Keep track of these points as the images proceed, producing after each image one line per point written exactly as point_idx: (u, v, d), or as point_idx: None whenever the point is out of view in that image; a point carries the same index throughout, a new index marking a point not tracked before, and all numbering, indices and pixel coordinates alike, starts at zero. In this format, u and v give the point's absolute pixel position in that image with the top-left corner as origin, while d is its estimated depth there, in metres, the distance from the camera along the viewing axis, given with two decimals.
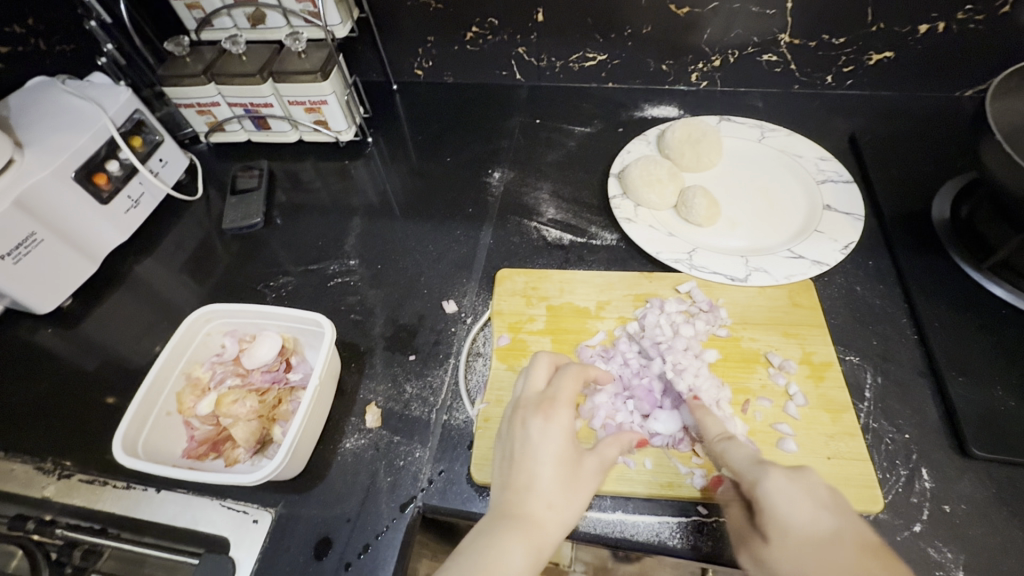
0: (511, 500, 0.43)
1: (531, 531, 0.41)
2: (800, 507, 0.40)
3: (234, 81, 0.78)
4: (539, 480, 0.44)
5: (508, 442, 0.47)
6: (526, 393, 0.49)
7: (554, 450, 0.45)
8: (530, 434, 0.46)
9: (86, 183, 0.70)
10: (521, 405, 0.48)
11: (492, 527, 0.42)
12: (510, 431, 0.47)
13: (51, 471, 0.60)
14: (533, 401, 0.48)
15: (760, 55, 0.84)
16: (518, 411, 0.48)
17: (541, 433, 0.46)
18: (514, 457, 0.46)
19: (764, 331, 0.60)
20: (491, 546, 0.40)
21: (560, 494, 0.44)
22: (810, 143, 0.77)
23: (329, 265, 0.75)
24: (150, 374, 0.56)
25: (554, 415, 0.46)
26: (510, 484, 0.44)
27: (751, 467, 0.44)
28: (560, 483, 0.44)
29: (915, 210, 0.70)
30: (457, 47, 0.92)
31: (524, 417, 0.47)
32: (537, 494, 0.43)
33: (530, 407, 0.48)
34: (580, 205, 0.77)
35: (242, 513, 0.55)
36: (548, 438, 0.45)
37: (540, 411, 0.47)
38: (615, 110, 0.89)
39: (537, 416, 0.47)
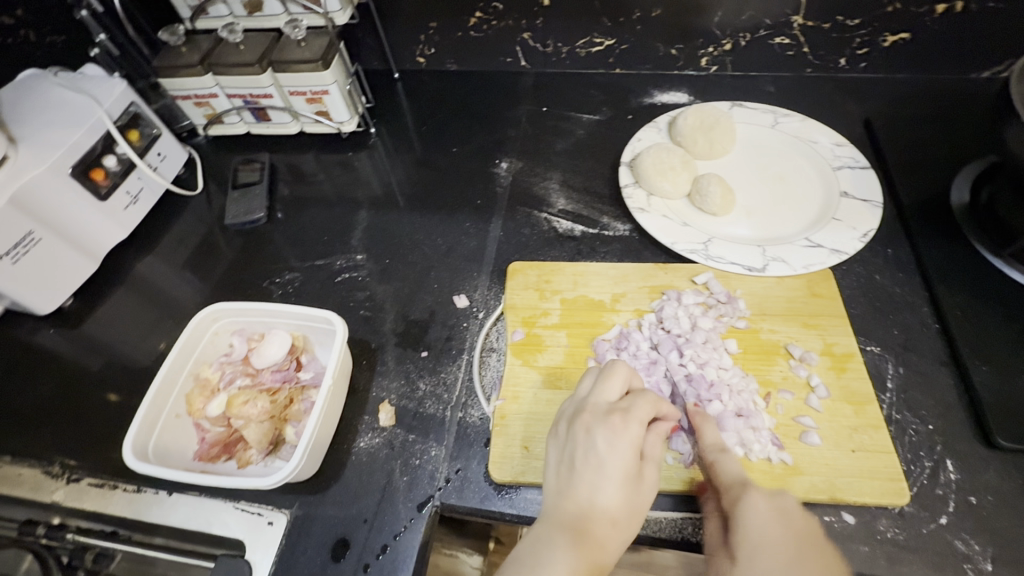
0: (571, 512, 0.44)
1: (592, 545, 0.42)
2: (772, 530, 0.44)
3: (232, 71, 0.76)
4: (602, 494, 0.44)
5: (571, 449, 0.47)
6: (593, 400, 0.49)
7: (620, 464, 0.45)
8: (598, 444, 0.46)
9: (84, 179, 0.68)
10: (587, 411, 0.48)
11: (553, 538, 0.43)
12: (573, 439, 0.47)
13: (59, 475, 0.59)
14: (602, 409, 0.48)
15: (773, 38, 0.82)
16: (585, 417, 0.48)
17: (609, 445, 0.46)
18: (577, 466, 0.46)
19: (784, 322, 0.59)
20: (554, 560, 0.41)
21: (620, 508, 0.44)
22: (825, 128, 0.75)
23: (335, 260, 0.73)
24: (158, 377, 0.54)
25: (624, 428, 0.46)
26: (573, 495, 0.45)
27: (735, 487, 0.46)
28: (622, 497, 0.45)
29: (933, 197, 0.68)
30: (460, 34, 0.89)
31: (592, 425, 0.47)
32: (599, 508, 0.44)
33: (598, 415, 0.48)
34: (591, 195, 0.75)
35: (256, 515, 0.54)
36: (616, 451, 0.46)
37: (611, 421, 0.47)
38: (623, 97, 0.87)
39: (606, 428, 0.46)
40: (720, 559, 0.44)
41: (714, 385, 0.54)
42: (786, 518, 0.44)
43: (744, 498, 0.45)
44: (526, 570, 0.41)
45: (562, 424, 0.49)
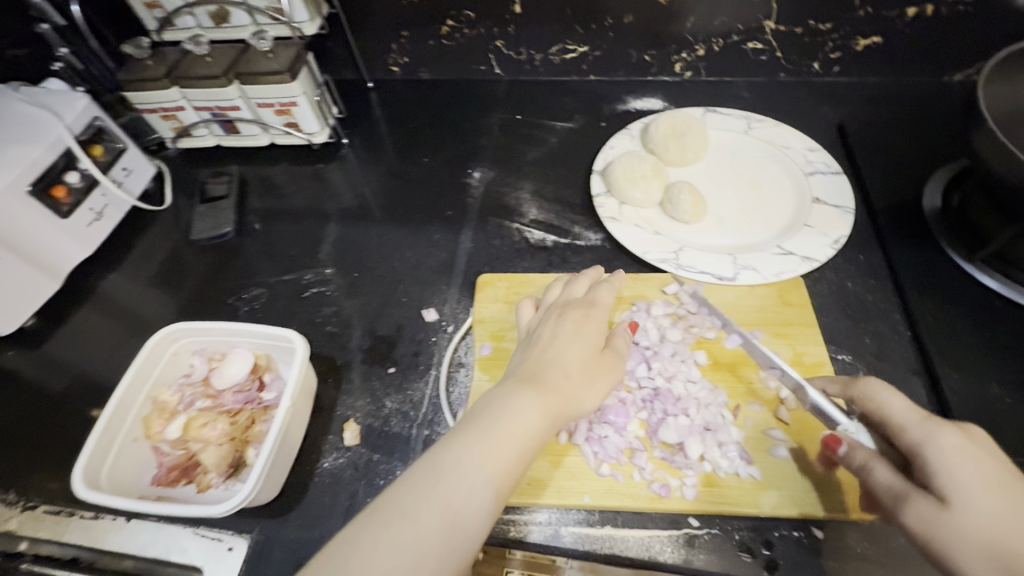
0: (531, 368, 0.45)
1: (545, 393, 0.43)
2: (985, 475, 0.37)
3: (198, 84, 0.75)
4: (561, 356, 0.46)
5: (537, 329, 0.50)
6: (564, 295, 0.53)
7: (582, 337, 0.48)
8: (563, 321, 0.49)
9: (44, 197, 0.67)
10: (559, 301, 0.52)
11: (512, 391, 0.43)
12: (542, 322, 0.50)
13: (15, 502, 0.58)
14: (572, 301, 0.52)
15: (745, 43, 0.82)
16: (556, 305, 0.51)
17: (574, 323, 0.49)
18: (543, 340, 0.48)
19: (754, 332, 0.58)
20: (508, 402, 0.42)
21: (578, 372, 0.46)
22: (798, 133, 0.75)
23: (303, 275, 0.72)
24: (113, 400, 0.53)
25: (589, 309, 0.50)
26: (538, 359, 0.46)
27: (918, 424, 0.40)
28: (585, 365, 0.46)
29: (905, 201, 0.68)
30: (432, 42, 0.88)
31: (562, 311, 0.50)
32: (559, 366, 0.45)
33: (568, 304, 0.51)
34: (563, 204, 0.74)
35: (215, 541, 0.53)
36: (582, 326, 0.48)
37: (578, 308, 0.50)
38: (598, 104, 0.87)
39: (575, 311, 0.50)
40: (911, 501, 0.38)
41: (681, 400, 0.53)
42: (991, 463, 0.38)
43: (930, 436, 0.39)
44: (480, 415, 0.42)
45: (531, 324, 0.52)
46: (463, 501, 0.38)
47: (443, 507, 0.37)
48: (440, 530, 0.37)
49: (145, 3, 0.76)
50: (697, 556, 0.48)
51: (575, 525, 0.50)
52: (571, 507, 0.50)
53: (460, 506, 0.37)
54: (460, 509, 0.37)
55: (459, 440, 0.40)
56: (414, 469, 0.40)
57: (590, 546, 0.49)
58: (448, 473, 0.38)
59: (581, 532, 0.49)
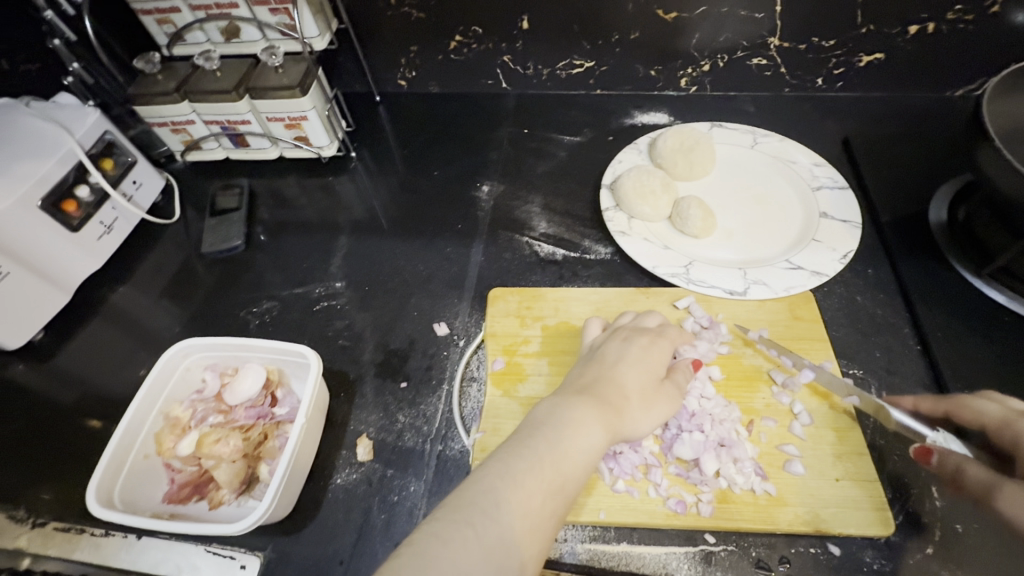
0: (595, 385, 0.47)
1: (608, 411, 0.45)
2: None
3: (208, 98, 0.75)
4: (624, 377, 0.48)
5: (603, 351, 0.52)
6: (630, 325, 0.55)
7: (646, 363, 0.50)
8: (628, 347, 0.51)
9: (54, 211, 0.67)
10: (624, 329, 0.54)
11: (572, 401, 0.46)
12: (607, 345, 0.52)
13: (24, 519, 0.57)
14: (635, 330, 0.54)
15: (750, 59, 0.83)
16: (621, 332, 0.54)
17: (639, 348, 0.51)
18: (606, 361, 0.50)
19: (765, 347, 0.58)
20: (574, 416, 0.44)
21: (639, 395, 0.47)
22: (804, 148, 0.76)
23: (314, 288, 0.72)
24: (126, 417, 0.53)
25: (654, 339, 0.52)
26: (600, 376, 0.48)
27: (1017, 420, 0.47)
28: (644, 389, 0.48)
29: (912, 215, 0.69)
30: (440, 57, 0.89)
31: (626, 338, 0.52)
32: (620, 387, 0.47)
33: (632, 332, 0.53)
34: (572, 217, 0.75)
35: (228, 558, 0.52)
36: (644, 353, 0.51)
37: (643, 336, 0.52)
38: (605, 118, 0.88)
39: (639, 338, 0.52)
40: (1006, 486, 0.44)
41: (696, 416, 0.53)
42: None
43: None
44: (548, 425, 0.43)
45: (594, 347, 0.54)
46: (534, 506, 0.39)
47: (512, 507, 0.38)
48: (511, 530, 0.37)
49: (156, 19, 0.76)
50: (713, 572, 0.48)
51: (591, 542, 0.50)
52: (587, 524, 0.50)
53: (529, 509, 0.39)
54: (529, 511, 0.39)
55: (530, 445, 0.42)
56: (487, 470, 0.41)
57: (606, 563, 0.49)
58: (519, 476, 0.40)
59: (597, 549, 0.49)
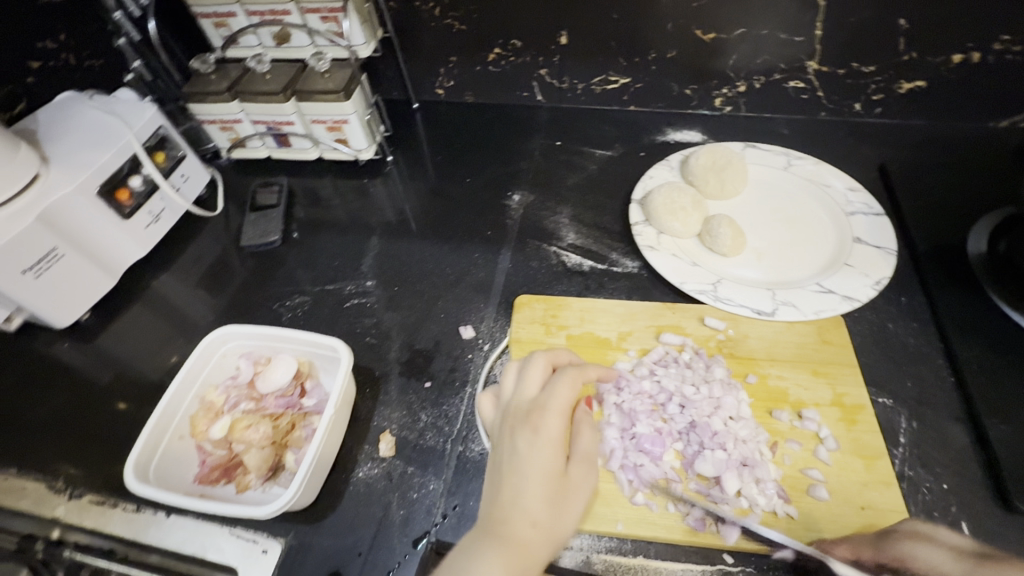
0: (492, 517, 0.40)
1: (513, 549, 0.38)
2: None
3: (257, 99, 0.79)
4: (521, 495, 0.41)
5: (496, 454, 0.44)
6: (517, 400, 0.46)
7: (542, 461, 0.42)
8: (518, 446, 0.42)
9: (109, 199, 0.70)
10: (511, 412, 0.45)
11: (472, 542, 0.39)
12: (500, 442, 0.44)
13: (62, 490, 0.60)
14: (524, 409, 0.45)
15: (787, 81, 0.83)
16: (509, 419, 0.45)
17: (529, 444, 0.42)
18: (502, 470, 0.42)
19: (793, 369, 0.58)
20: (475, 569, 0.37)
21: (544, 508, 0.40)
22: (839, 172, 0.75)
23: (345, 286, 0.74)
24: (166, 398, 0.55)
25: (541, 427, 0.43)
26: (498, 497, 0.41)
27: None
28: (545, 497, 0.41)
29: (948, 245, 0.67)
30: (478, 68, 0.92)
31: (513, 427, 0.44)
32: (521, 509, 0.40)
33: (519, 418, 0.44)
34: (601, 230, 0.75)
35: (251, 542, 0.54)
36: (536, 451, 0.42)
37: (530, 420, 0.43)
38: (637, 134, 0.88)
39: (527, 428, 0.43)
40: None
41: (720, 434, 0.52)
42: None
43: None
44: None
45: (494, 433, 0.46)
46: None
47: None
48: None
49: (213, 21, 0.80)
50: None
51: (607, 553, 0.50)
52: (604, 534, 0.50)
53: None
54: None
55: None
56: None
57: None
58: None
59: (612, 560, 0.49)
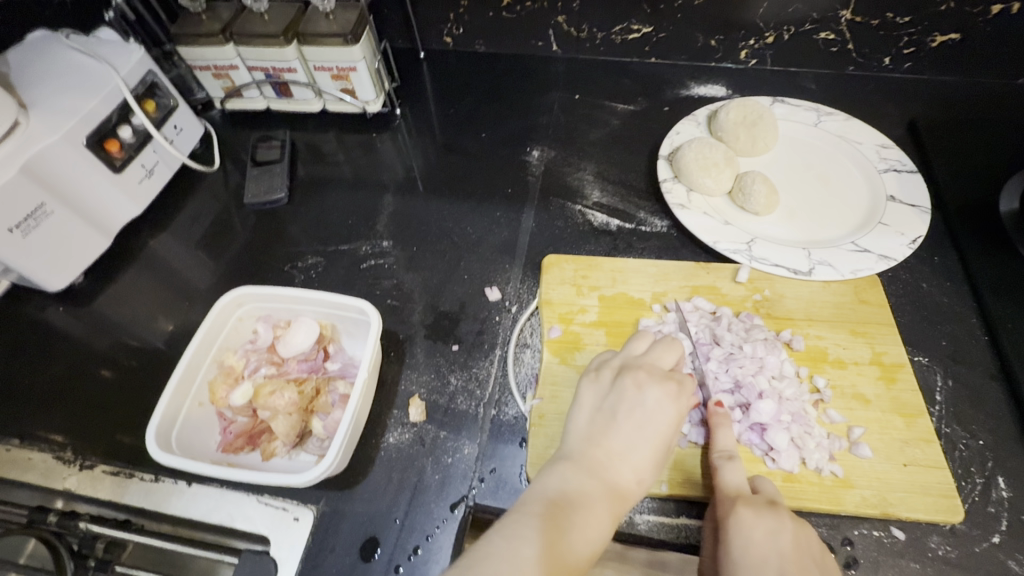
0: (601, 458, 0.43)
1: (616, 498, 0.42)
2: (759, 542, 0.42)
3: (255, 43, 0.72)
4: (636, 451, 0.44)
5: (615, 399, 0.45)
6: (650, 360, 0.48)
7: (662, 426, 0.44)
8: (647, 403, 0.45)
9: (98, 150, 0.64)
10: (644, 368, 0.47)
11: (580, 477, 0.42)
12: (621, 390, 0.46)
13: (72, 461, 0.56)
14: (657, 371, 0.47)
15: (818, 32, 0.79)
16: (640, 374, 0.46)
17: (658, 405, 0.45)
18: (620, 418, 0.44)
19: (831, 329, 0.57)
20: (584, 502, 0.41)
21: (650, 469, 0.44)
22: (870, 129, 0.73)
23: (360, 246, 0.70)
24: (183, 363, 0.52)
25: (677, 396, 0.45)
26: (610, 443, 0.44)
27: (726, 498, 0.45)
28: (654, 461, 0.44)
29: (980, 204, 0.66)
30: (491, 14, 0.85)
31: (644, 382, 0.46)
32: (631, 464, 0.43)
33: (654, 376, 0.46)
34: (627, 187, 0.72)
35: (282, 510, 0.52)
36: (662, 414, 0.44)
37: (667, 385, 0.45)
38: (660, 88, 0.84)
39: (661, 389, 0.45)
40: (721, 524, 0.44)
41: (765, 392, 0.52)
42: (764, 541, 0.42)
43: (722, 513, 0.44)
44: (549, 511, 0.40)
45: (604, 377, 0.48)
46: None
47: None
48: None
49: None
50: None
51: (651, 513, 0.49)
52: (647, 495, 0.49)
53: None
54: None
55: (540, 530, 0.38)
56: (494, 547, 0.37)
57: (665, 535, 0.49)
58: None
59: (656, 520, 0.49)
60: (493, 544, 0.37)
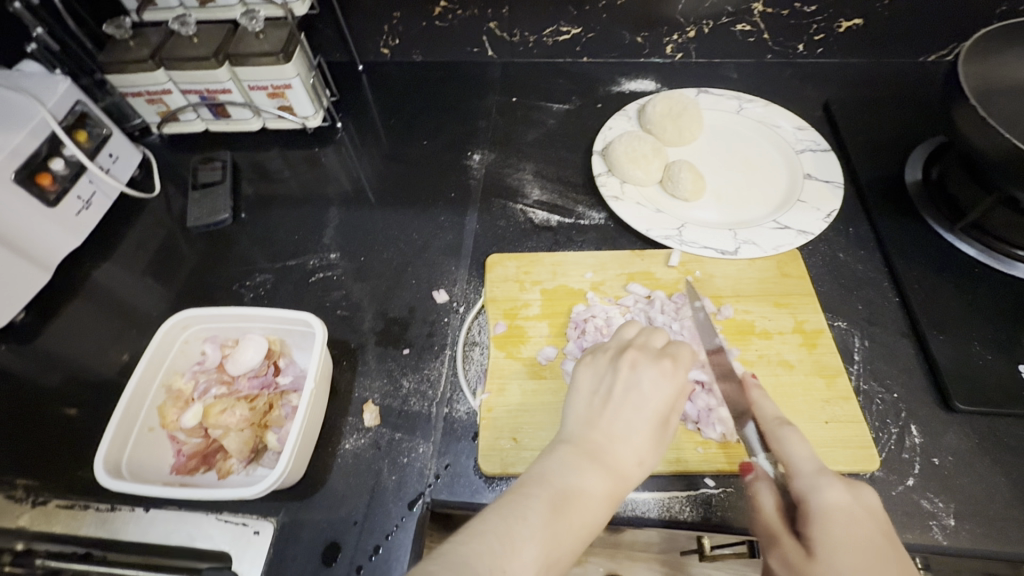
0: (599, 441, 0.43)
1: (615, 481, 0.41)
2: (801, 464, 0.44)
3: (185, 66, 0.72)
4: (634, 431, 0.43)
5: (611, 381, 0.45)
6: (642, 341, 0.48)
7: (659, 405, 0.44)
8: (641, 382, 0.45)
9: (29, 184, 0.63)
10: (635, 348, 0.47)
11: (576, 458, 0.42)
12: (615, 371, 0.46)
13: (23, 500, 0.56)
14: (651, 350, 0.47)
15: (735, 25, 0.84)
16: (634, 354, 0.46)
17: (654, 385, 0.44)
18: (614, 398, 0.44)
19: (758, 303, 0.61)
20: (581, 486, 0.40)
21: (648, 451, 0.43)
22: (787, 113, 0.78)
23: (307, 260, 0.71)
24: (129, 390, 0.52)
25: (672, 375, 0.45)
26: (606, 424, 0.43)
27: (775, 426, 0.47)
28: (652, 441, 0.44)
29: (889, 176, 0.71)
30: (424, 23, 0.87)
31: (635, 363, 0.45)
32: (630, 447, 0.43)
33: (646, 355, 0.46)
34: (565, 183, 0.75)
35: (241, 526, 0.53)
36: (658, 393, 0.44)
37: (662, 364, 0.45)
38: (592, 85, 0.88)
39: (655, 368, 0.45)
40: (783, 440, 0.45)
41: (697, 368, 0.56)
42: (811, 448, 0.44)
43: (779, 437, 0.46)
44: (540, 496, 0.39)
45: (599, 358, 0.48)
46: None
47: None
48: None
49: None
50: (714, 513, 0.51)
51: None
52: None
53: None
54: None
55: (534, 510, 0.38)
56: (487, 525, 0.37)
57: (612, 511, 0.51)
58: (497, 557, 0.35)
59: None
60: (489, 521, 0.38)
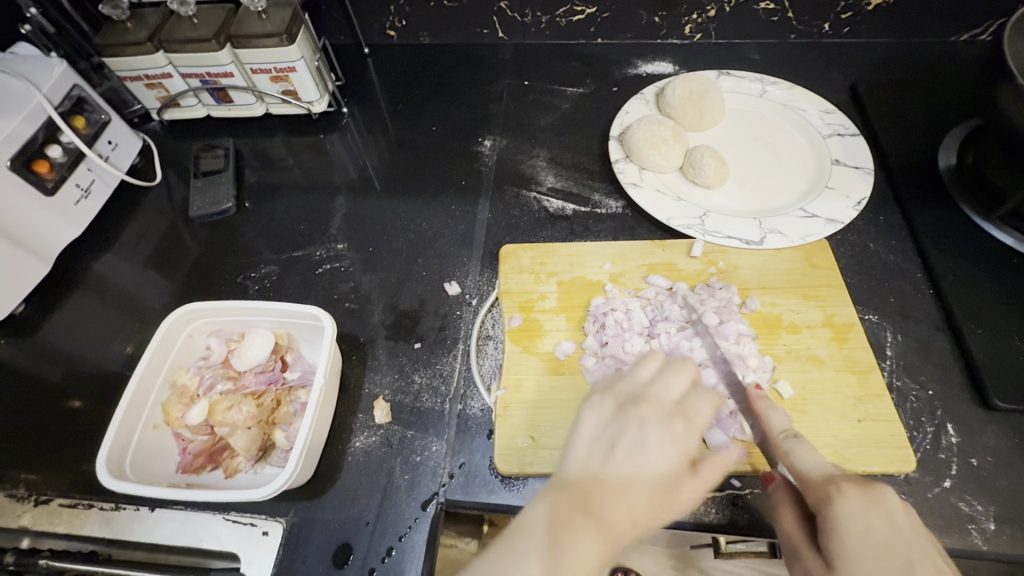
0: (592, 493, 0.40)
1: (608, 540, 0.39)
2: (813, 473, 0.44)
3: (184, 48, 0.69)
4: (633, 489, 0.40)
5: (615, 432, 0.42)
6: (656, 391, 0.44)
7: (665, 464, 0.41)
8: (647, 438, 0.42)
9: (25, 172, 0.61)
10: (647, 401, 0.43)
11: (568, 511, 0.39)
12: (621, 424, 0.43)
13: (26, 498, 0.55)
14: (665, 405, 0.43)
15: (758, 3, 0.80)
16: (645, 408, 0.43)
17: (660, 447, 0.41)
18: (615, 451, 0.42)
19: (784, 295, 0.58)
20: (570, 543, 0.38)
21: (648, 513, 0.40)
22: (813, 95, 0.74)
23: (314, 251, 0.69)
24: (131, 386, 0.50)
25: (681, 437, 0.42)
26: (604, 478, 0.41)
27: (782, 439, 0.46)
28: (654, 501, 0.40)
29: (921, 162, 0.68)
30: (432, 4, 0.84)
31: (642, 418, 0.42)
32: (627, 507, 0.40)
33: (657, 409, 0.43)
34: (580, 170, 0.72)
35: (249, 526, 0.51)
36: (664, 453, 0.41)
37: (671, 425, 0.42)
38: (608, 68, 0.84)
39: (664, 428, 0.42)
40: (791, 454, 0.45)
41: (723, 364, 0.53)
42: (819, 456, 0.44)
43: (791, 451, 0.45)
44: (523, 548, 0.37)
45: (605, 405, 0.45)
46: None
47: None
48: None
49: None
50: (741, 515, 0.49)
51: None
52: None
53: None
54: None
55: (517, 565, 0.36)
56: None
57: None
58: None
59: None
60: None
